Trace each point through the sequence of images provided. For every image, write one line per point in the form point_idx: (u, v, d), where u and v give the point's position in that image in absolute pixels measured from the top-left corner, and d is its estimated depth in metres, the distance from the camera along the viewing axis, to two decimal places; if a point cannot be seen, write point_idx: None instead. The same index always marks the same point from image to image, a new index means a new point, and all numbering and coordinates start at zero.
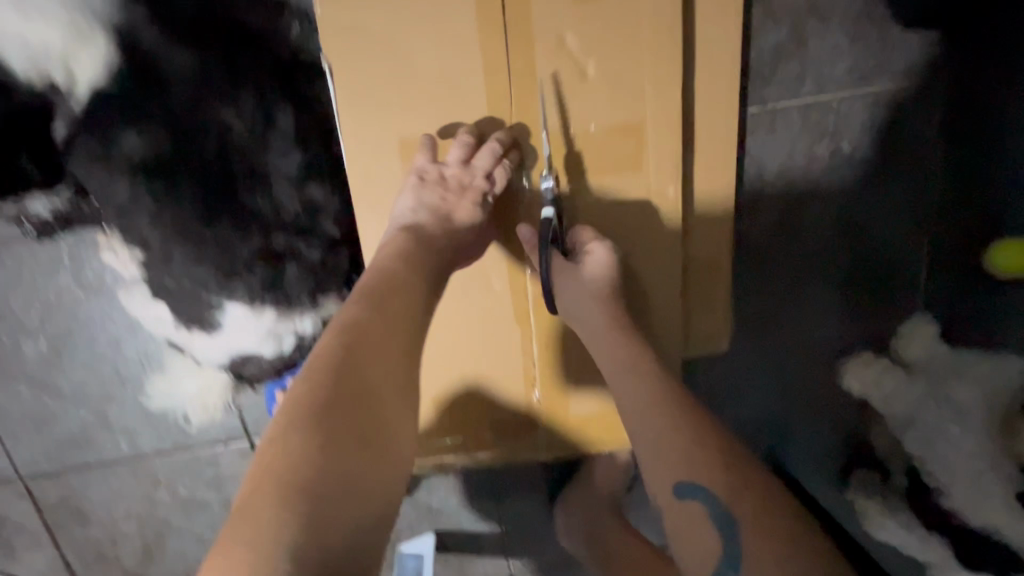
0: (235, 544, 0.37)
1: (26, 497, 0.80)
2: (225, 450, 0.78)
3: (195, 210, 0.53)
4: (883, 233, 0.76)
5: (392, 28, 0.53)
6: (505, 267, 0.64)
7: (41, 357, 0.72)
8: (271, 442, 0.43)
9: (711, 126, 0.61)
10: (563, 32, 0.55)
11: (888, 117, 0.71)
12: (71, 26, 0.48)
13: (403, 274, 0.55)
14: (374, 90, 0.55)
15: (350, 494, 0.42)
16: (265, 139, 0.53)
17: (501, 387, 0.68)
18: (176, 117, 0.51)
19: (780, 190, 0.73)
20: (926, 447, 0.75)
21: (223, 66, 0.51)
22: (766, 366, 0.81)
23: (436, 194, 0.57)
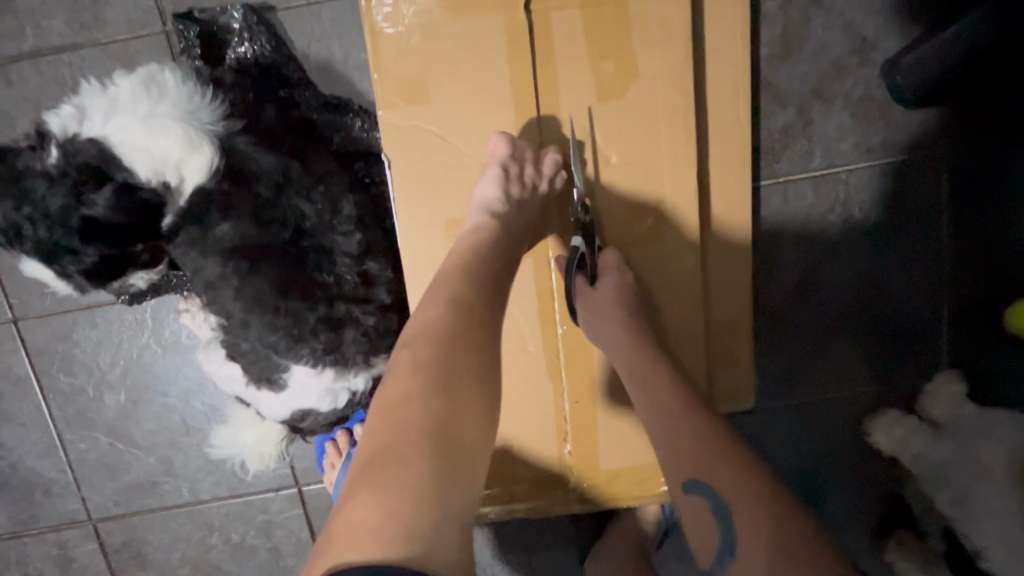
0: (383, 496, 0.41)
1: (94, 539, 0.86)
2: (276, 497, 0.84)
3: (272, 285, 0.60)
4: (901, 293, 0.79)
5: (443, 129, 0.63)
6: (539, 329, 0.69)
7: (119, 409, 0.81)
8: (407, 399, 0.46)
9: (725, 201, 0.67)
10: (588, 125, 0.64)
11: (898, 186, 0.75)
12: (185, 138, 0.57)
13: (493, 254, 0.58)
14: (426, 179, 0.65)
15: (472, 458, 0.46)
16: (333, 224, 0.62)
17: (535, 440, 0.72)
18: (259, 207, 0.59)
19: (796, 254, 0.77)
20: (961, 507, 0.72)
21: (301, 164, 0.62)
22: (795, 421, 0.84)
23: (517, 183, 0.61)
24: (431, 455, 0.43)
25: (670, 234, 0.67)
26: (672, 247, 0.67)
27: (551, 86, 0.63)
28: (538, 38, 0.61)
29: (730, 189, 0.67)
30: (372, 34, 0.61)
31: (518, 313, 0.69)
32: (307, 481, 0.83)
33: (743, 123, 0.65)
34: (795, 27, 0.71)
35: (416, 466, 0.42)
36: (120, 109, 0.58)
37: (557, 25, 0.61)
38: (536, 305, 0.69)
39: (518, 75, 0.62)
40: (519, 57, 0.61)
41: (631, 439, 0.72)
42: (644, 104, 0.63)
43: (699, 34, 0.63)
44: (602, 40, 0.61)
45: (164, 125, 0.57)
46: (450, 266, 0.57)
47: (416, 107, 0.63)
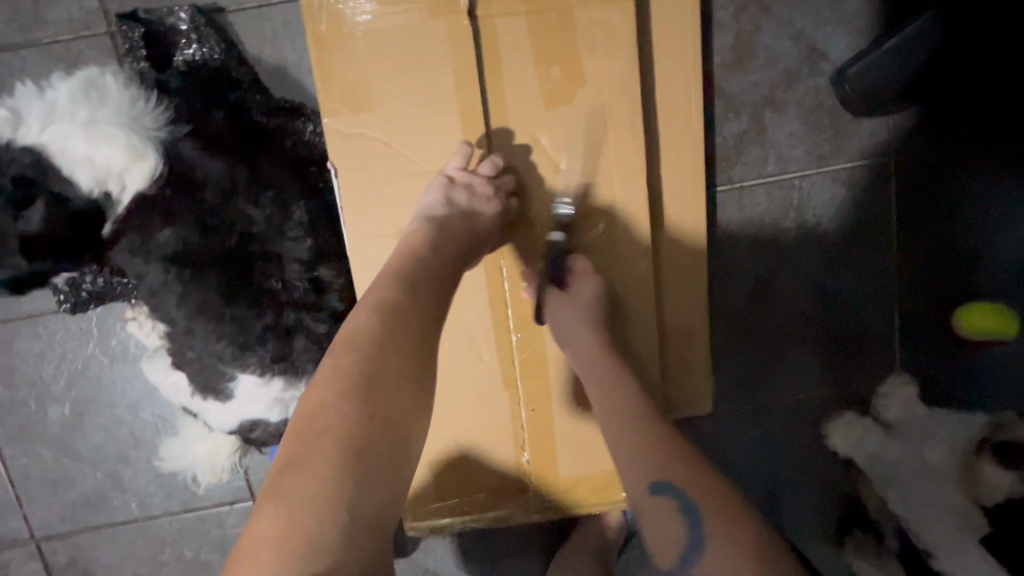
0: (295, 501, 0.42)
1: (38, 559, 0.82)
2: (230, 510, 0.82)
3: (218, 291, 0.59)
4: (852, 297, 0.80)
5: (391, 136, 0.64)
6: (493, 337, 0.69)
7: (64, 421, 0.77)
8: (323, 409, 0.46)
9: (678, 207, 0.68)
10: (538, 133, 0.64)
11: (849, 192, 0.77)
12: (128, 147, 0.55)
13: (431, 260, 0.58)
14: (376, 187, 0.64)
15: (392, 459, 0.46)
16: (283, 230, 0.61)
17: (493, 449, 0.72)
18: (206, 215, 0.58)
19: (752, 260, 0.78)
20: (910, 507, 0.73)
21: (250, 170, 0.61)
22: (755, 426, 0.84)
23: (462, 194, 0.61)
24: (341, 462, 0.44)
25: (622, 241, 0.67)
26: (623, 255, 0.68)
27: (500, 93, 0.63)
28: (484, 46, 0.62)
29: (683, 196, 0.68)
30: (315, 42, 0.61)
31: (472, 320, 0.68)
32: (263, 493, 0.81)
33: (695, 130, 0.66)
34: (746, 37, 0.72)
35: (324, 472, 0.43)
36: (55, 113, 0.56)
37: (502, 32, 0.62)
38: (489, 313, 0.68)
39: (466, 82, 0.62)
40: (466, 64, 0.62)
41: (589, 447, 0.72)
42: (593, 112, 0.64)
43: (649, 42, 0.63)
44: (550, 48, 0.62)
45: (103, 133, 0.55)
46: (388, 271, 0.57)
47: (363, 113, 0.63)
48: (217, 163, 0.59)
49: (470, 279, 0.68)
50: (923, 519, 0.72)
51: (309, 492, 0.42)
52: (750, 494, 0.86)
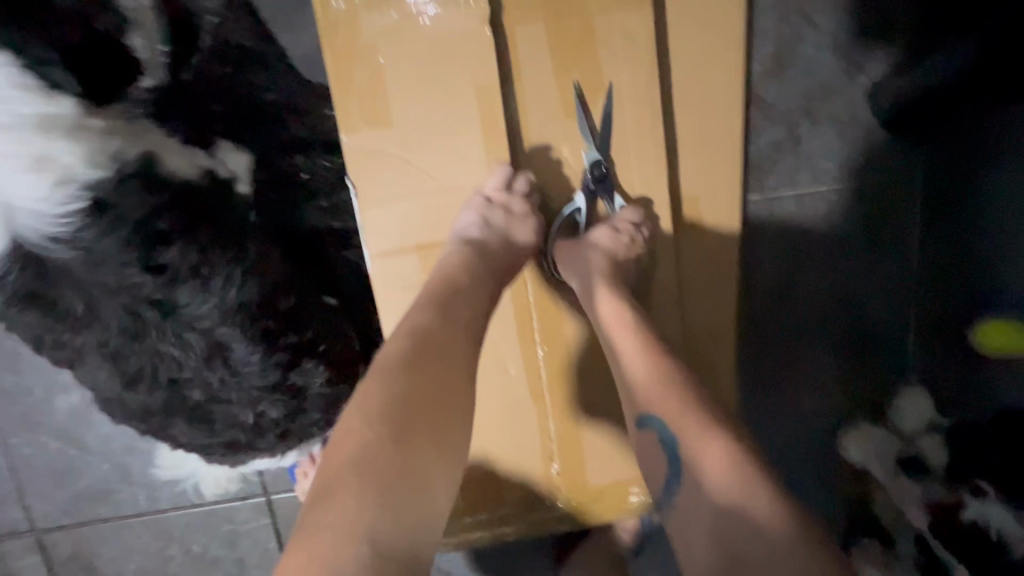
0: (320, 529, 0.41)
1: (37, 551, 0.80)
2: (242, 506, 0.80)
3: (169, 412, 0.58)
4: (872, 313, 0.81)
5: (410, 151, 0.62)
6: (520, 349, 0.68)
7: (71, 411, 0.75)
8: (348, 432, 0.46)
9: (715, 214, 0.68)
10: (561, 144, 0.63)
11: (873, 205, 0.78)
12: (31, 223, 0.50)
13: (468, 285, 0.58)
14: (401, 200, 0.63)
15: (418, 485, 0.45)
16: (227, 370, 0.55)
17: (518, 456, 0.71)
18: (135, 351, 0.53)
19: (779, 269, 0.79)
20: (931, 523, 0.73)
21: (160, 313, 0.51)
22: (771, 427, 0.86)
23: (500, 214, 0.61)
24: (366, 486, 0.43)
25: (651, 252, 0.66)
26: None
27: (523, 103, 0.62)
28: (507, 56, 0.60)
29: (716, 209, 0.68)
30: (331, 56, 0.59)
31: (499, 333, 0.67)
32: (275, 490, 0.79)
33: (735, 141, 0.66)
34: (787, 47, 0.72)
35: (347, 501, 0.42)
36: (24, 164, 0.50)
37: (526, 40, 0.60)
38: (515, 325, 0.67)
39: (491, 90, 0.60)
40: (489, 73, 0.60)
41: (615, 458, 0.72)
42: (628, 120, 0.63)
43: (698, 47, 0.63)
44: (573, 55, 0.61)
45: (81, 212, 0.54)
46: (421, 293, 0.57)
47: (379, 129, 0.62)
48: (116, 299, 0.50)
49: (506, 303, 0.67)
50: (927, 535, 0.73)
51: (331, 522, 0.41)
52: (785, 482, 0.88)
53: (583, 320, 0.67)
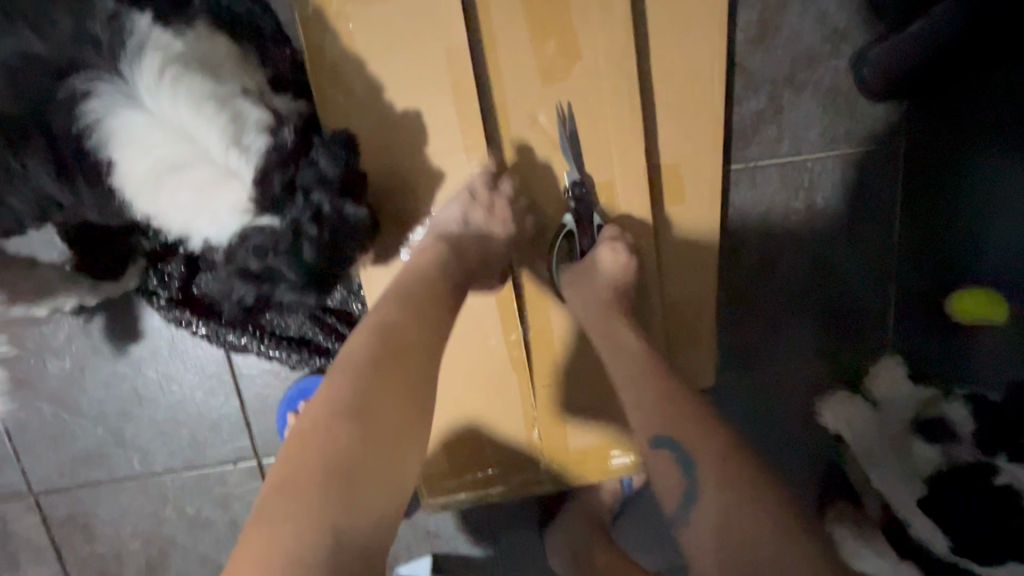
0: (317, 431, 0.47)
1: (36, 512, 0.82)
2: (234, 469, 0.82)
3: None
4: (855, 282, 0.81)
5: (384, 121, 0.63)
6: (498, 320, 0.69)
7: (64, 374, 0.76)
8: (317, 421, 0.48)
9: (695, 175, 0.68)
10: (535, 112, 0.63)
11: (857, 177, 0.77)
12: (175, 132, 0.50)
13: (440, 283, 0.58)
14: (380, 168, 0.64)
15: (363, 499, 0.45)
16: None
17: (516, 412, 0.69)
18: None
19: (760, 239, 0.79)
20: (886, 482, 0.76)
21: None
22: (757, 406, 0.86)
23: (479, 210, 0.62)
24: (322, 488, 0.44)
25: (627, 221, 0.68)
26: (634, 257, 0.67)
27: (496, 72, 0.61)
28: (476, 23, 0.60)
29: (696, 175, 0.68)
30: (303, 25, 0.59)
31: (477, 304, 0.68)
32: (267, 453, 0.81)
33: (717, 104, 0.65)
34: (770, 14, 0.71)
35: (312, 484, 0.44)
36: (228, 93, 0.51)
37: (494, 5, 0.59)
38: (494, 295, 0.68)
39: (461, 57, 0.60)
40: (460, 40, 0.60)
41: (599, 417, 0.74)
42: (602, 86, 0.62)
43: (677, 11, 0.62)
44: (545, 22, 0.60)
45: (183, 147, 0.51)
46: (388, 290, 0.58)
47: (354, 98, 0.61)
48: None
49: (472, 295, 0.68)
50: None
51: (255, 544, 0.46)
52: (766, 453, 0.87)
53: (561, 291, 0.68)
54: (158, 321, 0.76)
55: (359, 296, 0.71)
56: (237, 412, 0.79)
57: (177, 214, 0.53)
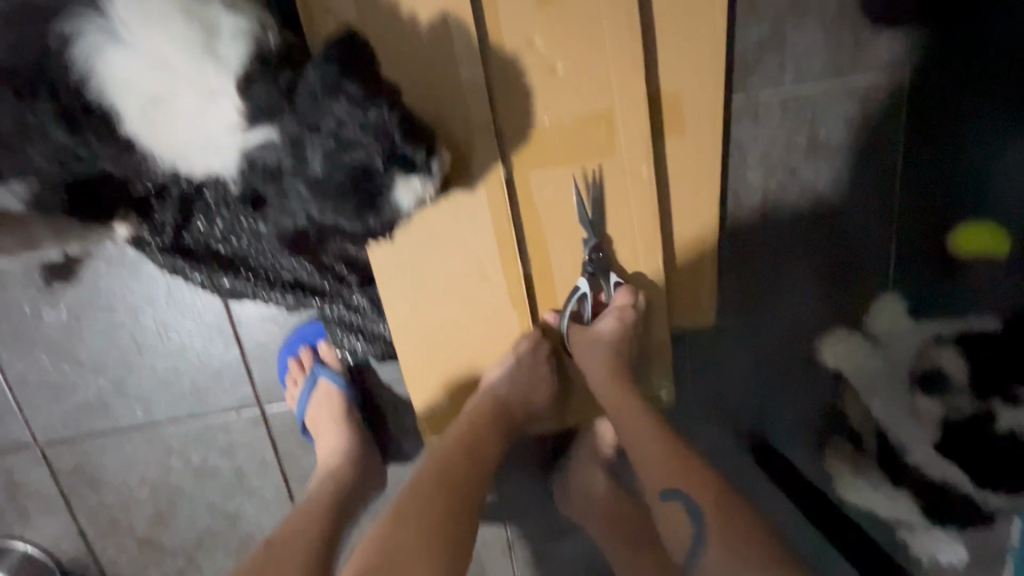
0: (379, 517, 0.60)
1: (43, 463, 0.82)
2: (237, 418, 0.82)
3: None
4: (859, 220, 0.79)
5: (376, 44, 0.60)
6: (499, 259, 0.67)
7: (61, 324, 0.76)
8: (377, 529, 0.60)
9: (696, 106, 0.66)
10: (531, 39, 0.61)
11: (861, 109, 0.75)
12: (159, 57, 0.49)
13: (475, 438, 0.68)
14: None
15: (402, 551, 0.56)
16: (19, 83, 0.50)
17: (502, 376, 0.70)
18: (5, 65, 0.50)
19: (762, 176, 0.77)
20: (891, 416, 0.81)
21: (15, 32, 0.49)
22: (759, 351, 0.84)
23: None
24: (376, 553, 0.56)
25: (627, 155, 0.64)
26: (634, 190, 0.65)
27: None
28: None
29: (696, 107, 0.66)
30: None
31: (477, 243, 0.67)
32: (270, 401, 0.81)
33: (719, 29, 0.63)
34: None
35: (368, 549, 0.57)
36: (196, 3, 0.49)
37: None
38: (493, 233, 0.66)
39: None
40: None
41: None
42: (599, 8, 0.60)
43: None
44: None
45: (173, 69, 0.49)
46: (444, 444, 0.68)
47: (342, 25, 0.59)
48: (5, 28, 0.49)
49: (472, 236, 0.66)
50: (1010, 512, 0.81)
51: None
52: (763, 392, 0.86)
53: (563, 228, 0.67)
54: (151, 270, 0.74)
55: None
56: (239, 361, 0.79)
57: (182, 146, 0.53)
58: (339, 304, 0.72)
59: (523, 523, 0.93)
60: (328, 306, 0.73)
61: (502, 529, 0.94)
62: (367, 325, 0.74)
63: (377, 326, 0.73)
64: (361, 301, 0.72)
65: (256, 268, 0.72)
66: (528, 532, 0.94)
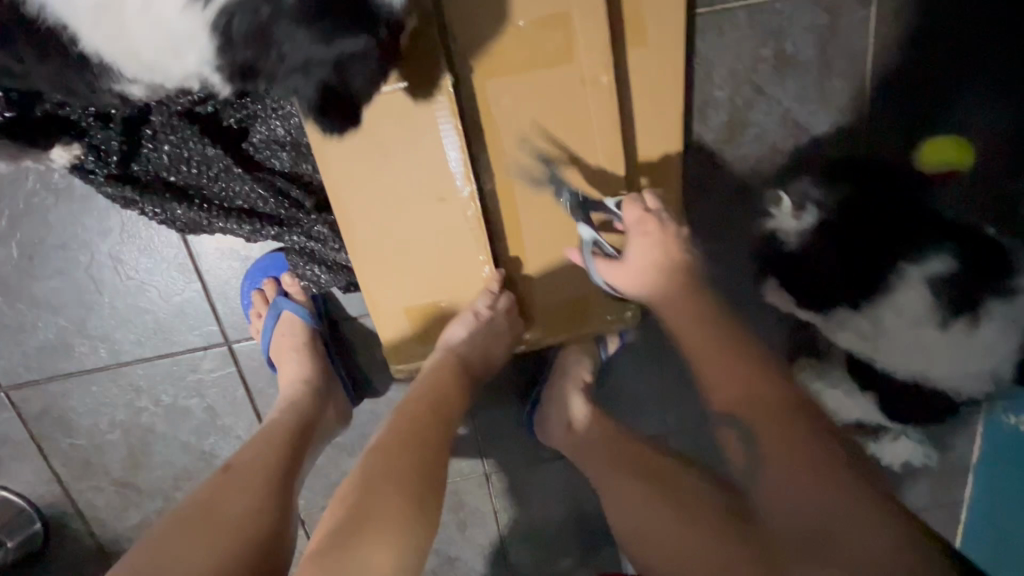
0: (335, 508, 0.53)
1: (9, 408, 0.81)
2: (205, 355, 0.81)
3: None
4: (825, 137, 0.78)
5: None
6: (455, 177, 0.62)
7: (12, 263, 0.74)
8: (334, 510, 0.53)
9: (656, 11, 0.63)
10: None
11: (829, 20, 0.73)
12: None
13: (440, 386, 0.66)
14: None
15: (360, 523, 0.50)
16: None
17: (461, 330, 0.69)
18: None
19: (729, 93, 0.75)
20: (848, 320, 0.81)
21: None
22: (733, 272, 0.84)
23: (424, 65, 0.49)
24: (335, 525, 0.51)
25: (587, 63, 0.60)
26: (593, 99, 0.62)
27: None
28: None
29: (657, 13, 0.63)
30: None
31: (428, 161, 0.61)
32: (238, 338, 0.81)
33: None
34: None
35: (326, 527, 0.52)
36: None
37: None
38: (441, 148, 0.61)
39: None
40: None
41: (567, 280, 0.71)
42: None
43: None
44: None
45: None
46: (408, 398, 0.66)
47: None
48: None
49: (421, 151, 0.61)
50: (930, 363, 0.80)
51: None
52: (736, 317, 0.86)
53: (524, 143, 0.63)
54: (102, 203, 0.72)
55: (309, 157, 0.67)
56: (201, 296, 0.78)
57: (156, 47, 0.47)
58: (297, 233, 0.70)
59: (499, 455, 0.95)
60: (285, 234, 0.71)
61: (480, 462, 0.96)
62: (326, 254, 0.72)
63: (337, 252, 0.72)
64: (319, 228, 0.70)
65: (208, 196, 0.69)
66: (506, 463, 0.96)
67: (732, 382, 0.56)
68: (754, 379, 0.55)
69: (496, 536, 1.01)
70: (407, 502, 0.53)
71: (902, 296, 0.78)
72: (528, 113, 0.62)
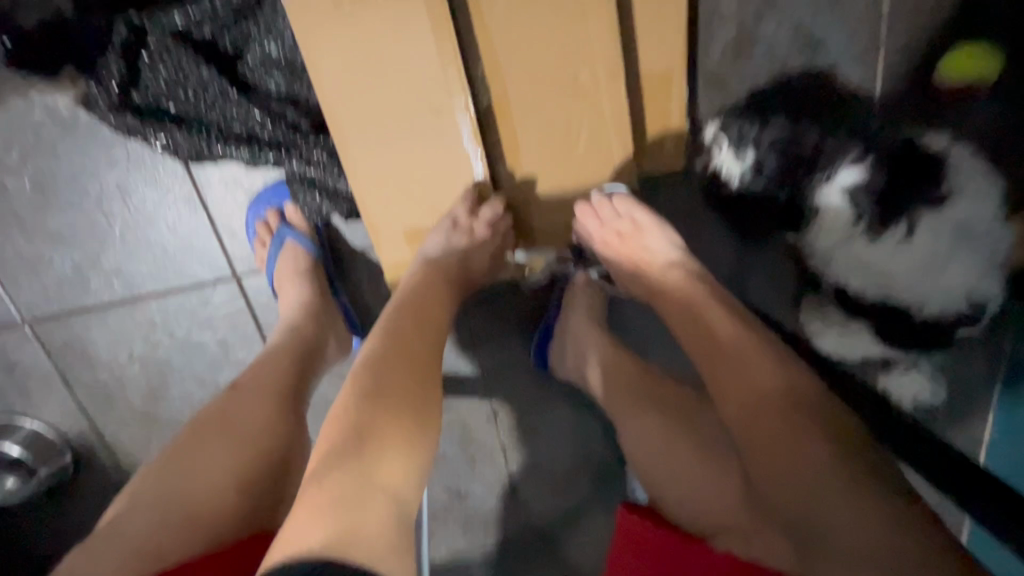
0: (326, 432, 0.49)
1: (32, 342, 0.85)
2: (215, 289, 0.83)
3: None
4: (841, 52, 0.74)
5: None
6: (448, 89, 0.62)
7: (27, 195, 0.76)
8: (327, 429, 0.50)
9: None
10: None
11: None
12: None
13: (432, 299, 0.63)
14: None
15: (363, 442, 0.48)
16: None
17: (439, 242, 0.67)
18: None
19: (736, 7, 0.72)
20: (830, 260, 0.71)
21: None
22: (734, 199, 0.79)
23: None
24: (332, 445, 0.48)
25: None
26: (588, 5, 0.59)
27: None
28: None
29: None
30: None
31: (421, 72, 0.61)
32: (245, 271, 0.82)
33: None
34: None
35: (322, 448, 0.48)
36: None
37: None
38: (434, 58, 0.60)
39: None
40: None
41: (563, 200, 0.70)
42: None
43: None
44: None
45: None
46: (396, 302, 0.62)
47: None
48: None
49: (414, 61, 0.60)
50: (900, 281, 0.67)
51: (307, 526, 0.42)
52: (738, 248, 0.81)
53: (519, 54, 0.61)
54: (107, 134, 0.73)
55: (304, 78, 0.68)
56: (208, 230, 0.79)
57: None
58: (296, 159, 0.71)
59: (506, 394, 0.96)
60: (284, 160, 0.71)
61: (488, 402, 0.97)
62: (327, 181, 0.72)
63: (337, 179, 0.72)
64: (318, 154, 0.70)
65: (207, 122, 0.70)
66: (514, 402, 0.97)
67: (757, 369, 0.52)
68: (752, 351, 0.53)
69: (505, 474, 1.02)
70: (410, 422, 0.52)
71: (834, 215, 0.68)
72: (522, 21, 0.60)
